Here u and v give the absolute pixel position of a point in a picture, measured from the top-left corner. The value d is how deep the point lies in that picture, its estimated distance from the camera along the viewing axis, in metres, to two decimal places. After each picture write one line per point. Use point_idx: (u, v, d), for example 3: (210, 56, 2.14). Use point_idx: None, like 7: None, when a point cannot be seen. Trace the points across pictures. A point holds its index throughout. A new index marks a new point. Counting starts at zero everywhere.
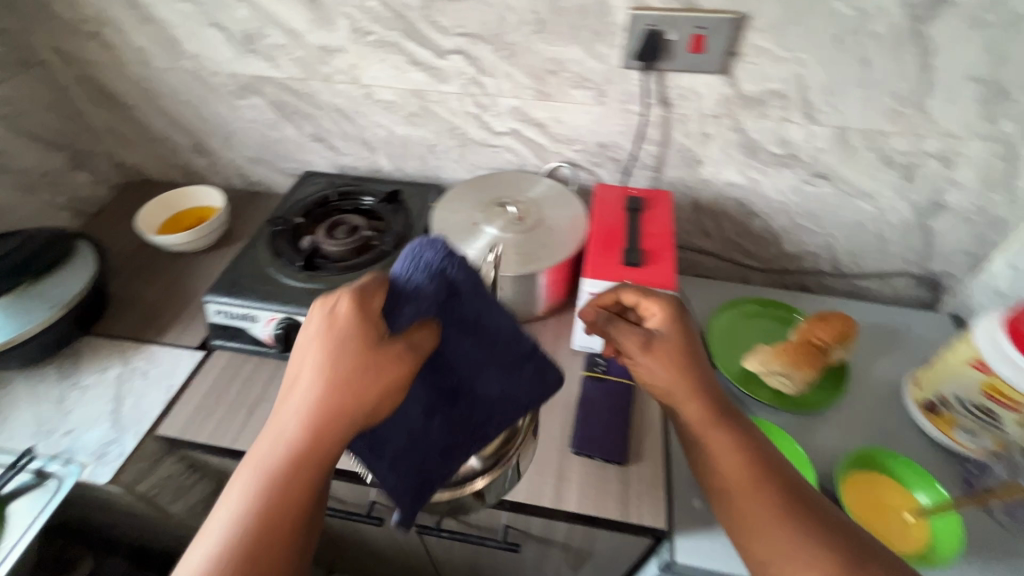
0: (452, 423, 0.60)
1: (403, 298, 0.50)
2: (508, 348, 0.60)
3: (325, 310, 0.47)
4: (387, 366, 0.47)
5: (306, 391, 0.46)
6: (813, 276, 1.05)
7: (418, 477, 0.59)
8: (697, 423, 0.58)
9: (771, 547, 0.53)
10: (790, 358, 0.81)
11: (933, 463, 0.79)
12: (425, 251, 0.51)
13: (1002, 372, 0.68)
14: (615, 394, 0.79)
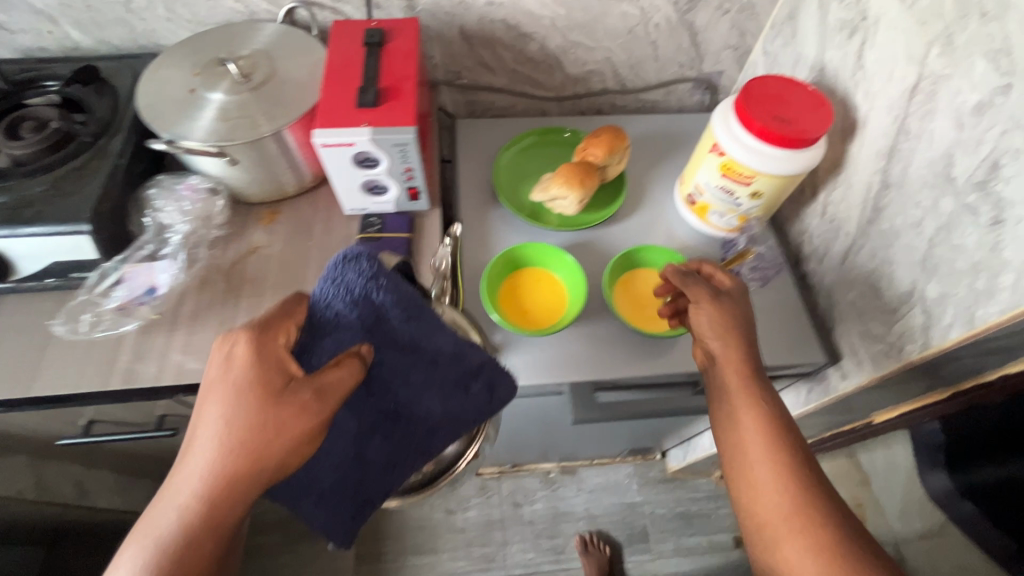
0: (391, 446, 0.65)
1: (317, 329, 0.54)
2: (446, 363, 0.65)
3: (224, 357, 0.47)
4: (298, 407, 0.48)
5: (215, 439, 0.45)
6: (604, 99, 1.04)
7: (358, 488, 0.63)
8: (728, 360, 0.63)
9: (742, 471, 0.58)
10: (565, 179, 0.82)
11: (699, 248, 0.87)
12: (342, 272, 0.56)
13: (733, 149, 0.72)
14: (392, 249, 0.76)
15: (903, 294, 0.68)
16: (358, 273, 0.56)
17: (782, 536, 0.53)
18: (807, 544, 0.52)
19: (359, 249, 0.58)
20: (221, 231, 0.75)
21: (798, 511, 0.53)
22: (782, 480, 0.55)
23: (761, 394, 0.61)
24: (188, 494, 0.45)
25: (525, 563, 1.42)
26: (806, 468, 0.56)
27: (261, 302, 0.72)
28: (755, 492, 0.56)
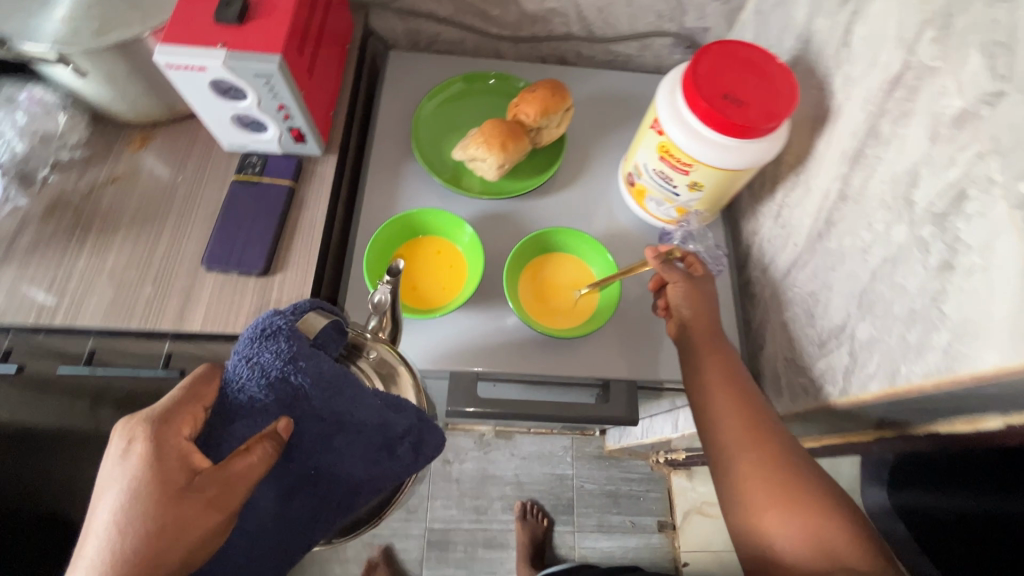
0: (308, 514, 0.49)
1: (224, 414, 0.41)
2: (371, 429, 0.48)
3: (116, 456, 0.37)
4: (198, 513, 0.38)
5: (96, 556, 0.35)
6: (568, 45, 0.90)
7: (268, 551, 0.48)
8: (704, 321, 0.64)
9: (711, 419, 0.59)
10: (486, 138, 0.71)
11: (633, 236, 0.77)
12: (258, 345, 0.42)
13: (672, 128, 0.60)
14: (268, 197, 0.66)
15: (834, 326, 0.58)
16: (278, 352, 0.43)
17: (745, 466, 0.56)
18: (764, 473, 0.55)
19: (284, 313, 0.45)
20: (76, 152, 0.65)
21: (760, 442, 0.57)
22: (748, 424, 0.58)
23: (722, 348, 0.63)
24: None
25: (446, 518, 1.43)
26: (762, 412, 0.59)
27: (110, 239, 0.64)
28: (724, 431, 0.58)
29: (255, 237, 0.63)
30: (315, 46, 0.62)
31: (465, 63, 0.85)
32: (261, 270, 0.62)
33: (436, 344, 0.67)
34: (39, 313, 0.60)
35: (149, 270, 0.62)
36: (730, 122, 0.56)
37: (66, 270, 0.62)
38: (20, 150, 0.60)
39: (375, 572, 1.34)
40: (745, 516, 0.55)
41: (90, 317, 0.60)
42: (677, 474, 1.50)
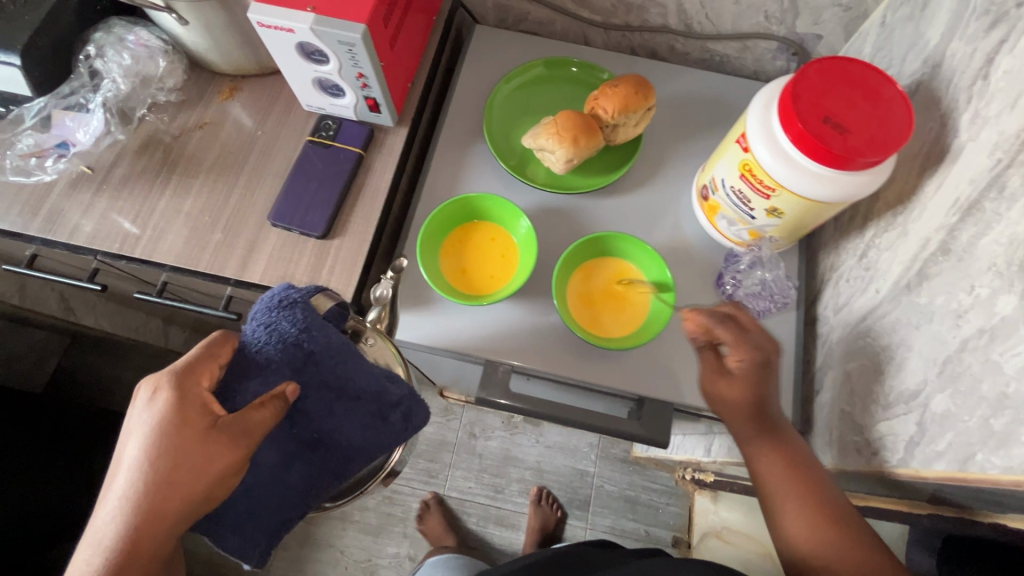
0: (312, 473, 0.54)
1: (247, 370, 0.50)
2: (371, 397, 0.54)
3: (145, 401, 0.44)
4: (219, 449, 0.44)
5: (131, 483, 0.43)
6: (662, 39, 0.85)
7: (276, 506, 0.53)
8: (765, 395, 0.56)
9: (765, 490, 0.54)
10: (558, 130, 0.68)
11: (697, 252, 0.73)
12: (277, 314, 0.51)
13: (758, 146, 0.56)
14: (337, 161, 0.67)
15: (902, 389, 0.53)
16: (293, 322, 0.51)
17: (800, 529, 0.50)
18: (819, 536, 0.49)
19: (294, 296, 0.52)
20: (172, 95, 0.69)
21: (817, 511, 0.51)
22: (810, 508, 0.51)
23: (776, 426, 0.56)
24: (100, 537, 0.42)
25: (463, 489, 1.47)
26: (818, 481, 0.53)
27: (190, 183, 0.67)
28: (780, 502, 0.53)
29: (319, 201, 0.65)
30: (401, 17, 0.62)
31: (551, 46, 0.82)
32: (321, 234, 0.64)
33: (477, 331, 0.67)
34: (122, 244, 0.64)
35: (221, 217, 0.65)
36: (824, 149, 0.51)
37: (150, 206, 0.66)
38: (125, 89, 0.65)
39: (431, 510, 1.42)
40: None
41: (164, 254, 0.64)
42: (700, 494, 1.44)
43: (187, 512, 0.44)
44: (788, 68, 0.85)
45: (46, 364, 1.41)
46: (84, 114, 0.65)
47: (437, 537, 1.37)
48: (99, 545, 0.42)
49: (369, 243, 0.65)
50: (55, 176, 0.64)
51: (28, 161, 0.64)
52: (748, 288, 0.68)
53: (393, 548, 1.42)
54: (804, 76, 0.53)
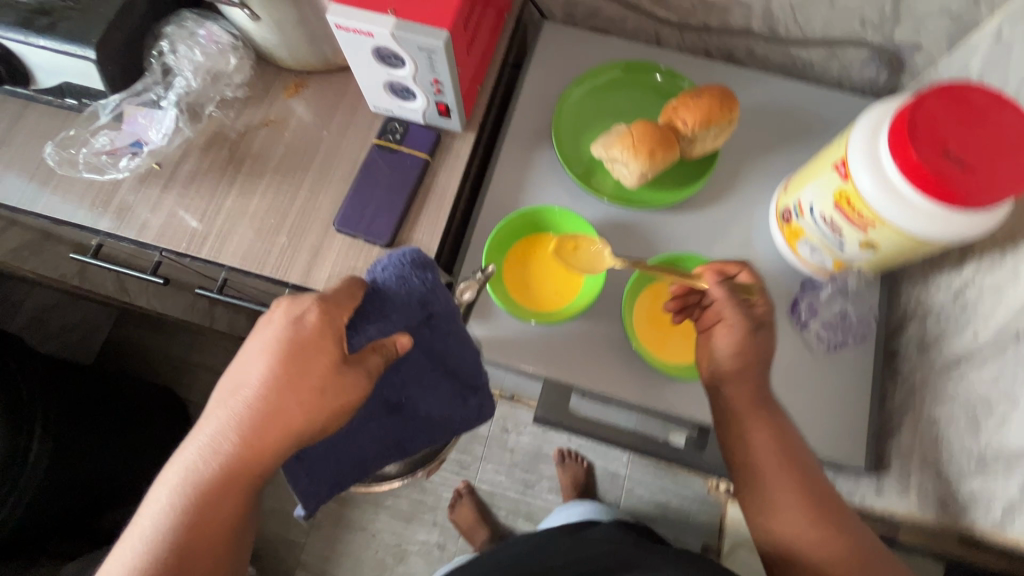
0: (386, 434, 0.65)
1: (374, 312, 0.54)
2: (461, 375, 0.64)
3: (293, 317, 0.50)
4: (348, 383, 0.50)
5: (263, 386, 0.49)
6: (742, 41, 0.80)
7: (346, 462, 0.64)
8: (744, 370, 0.58)
9: (751, 467, 0.56)
10: (634, 143, 0.65)
11: (771, 275, 0.69)
12: (410, 271, 0.55)
13: (861, 175, 0.52)
14: (403, 167, 0.65)
15: (1005, 447, 0.49)
16: (422, 281, 0.56)
17: (794, 516, 0.53)
18: (819, 527, 0.53)
19: (425, 256, 0.57)
20: (238, 91, 0.68)
21: (812, 501, 0.54)
22: (788, 470, 0.55)
23: (771, 410, 0.58)
24: (225, 427, 0.49)
25: (493, 482, 1.48)
26: (810, 468, 0.56)
27: (256, 182, 0.66)
28: (765, 487, 0.55)
29: (386, 208, 0.64)
30: (478, 19, 0.59)
31: (624, 46, 0.78)
32: (386, 242, 0.63)
33: (539, 350, 0.65)
34: (188, 243, 0.64)
35: (286, 219, 0.65)
36: (940, 185, 0.47)
37: (215, 206, 0.65)
38: (195, 86, 0.65)
39: (461, 500, 1.43)
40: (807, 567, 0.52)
41: (229, 256, 0.63)
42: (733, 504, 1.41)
43: (298, 435, 0.50)
44: (877, 79, 0.79)
45: (97, 335, 1.45)
46: (156, 111, 0.65)
47: (468, 525, 1.40)
48: (223, 433, 0.49)
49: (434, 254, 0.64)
50: (127, 173, 0.65)
51: (101, 158, 0.65)
52: (825, 318, 0.66)
53: (423, 535, 1.44)
54: (924, 102, 0.48)
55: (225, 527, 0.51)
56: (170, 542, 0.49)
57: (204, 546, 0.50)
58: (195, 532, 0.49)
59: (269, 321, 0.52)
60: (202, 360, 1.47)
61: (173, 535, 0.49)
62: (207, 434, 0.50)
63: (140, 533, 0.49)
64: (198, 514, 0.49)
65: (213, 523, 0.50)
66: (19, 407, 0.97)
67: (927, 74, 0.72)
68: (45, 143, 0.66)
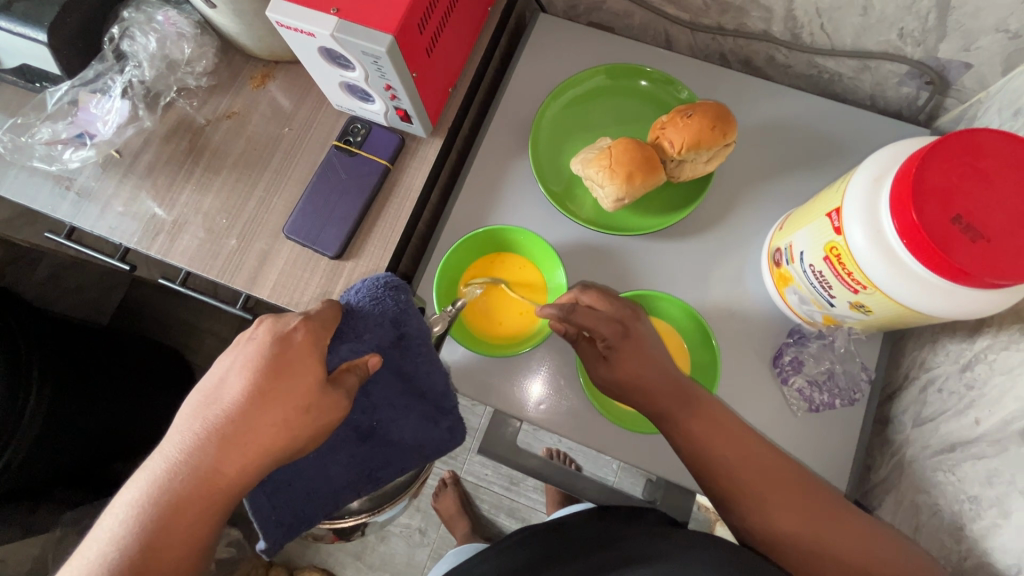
0: (357, 464, 0.58)
1: (345, 331, 0.50)
2: (431, 397, 0.59)
3: (279, 333, 0.43)
4: (332, 403, 0.43)
5: (239, 405, 0.41)
6: (760, 47, 0.70)
7: (314, 494, 0.56)
8: (646, 387, 0.52)
9: (699, 460, 0.50)
10: (611, 163, 0.59)
11: (756, 320, 0.62)
12: (382, 292, 0.53)
13: (854, 229, 0.45)
14: (361, 173, 0.61)
15: (990, 563, 0.43)
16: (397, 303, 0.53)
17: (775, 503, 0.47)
18: (802, 513, 0.47)
19: (399, 280, 0.55)
20: (202, 80, 0.65)
21: (783, 490, 0.48)
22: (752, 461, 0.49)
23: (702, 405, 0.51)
24: (184, 453, 0.40)
25: (478, 475, 1.28)
26: (756, 451, 0.49)
27: (212, 178, 0.63)
28: (734, 479, 0.48)
29: (337, 216, 0.60)
30: (441, 19, 0.53)
31: (621, 49, 0.71)
32: (335, 254, 0.59)
33: (490, 379, 0.62)
34: (139, 239, 0.62)
35: (239, 219, 0.62)
36: (942, 257, 0.39)
37: (168, 201, 0.63)
38: (150, 75, 0.62)
39: (445, 491, 1.23)
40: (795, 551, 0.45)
41: (179, 256, 0.61)
42: (725, 526, 1.11)
43: (271, 460, 0.42)
44: (917, 97, 0.67)
45: (114, 295, 1.28)
46: (106, 98, 0.62)
47: (450, 516, 1.20)
48: (179, 459, 0.39)
49: (383, 268, 0.60)
50: (78, 165, 0.62)
51: (51, 149, 0.62)
52: (810, 374, 0.59)
53: (405, 518, 1.26)
54: (933, 155, 0.40)
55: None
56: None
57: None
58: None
59: (247, 337, 0.44)
60: (216, 328, 1.30)
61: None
62: (160, 461, 0.40)
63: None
64: (134, 574, 0.37)
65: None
66: (17, 364, 0.80)
67: (977, 98, 0.60)
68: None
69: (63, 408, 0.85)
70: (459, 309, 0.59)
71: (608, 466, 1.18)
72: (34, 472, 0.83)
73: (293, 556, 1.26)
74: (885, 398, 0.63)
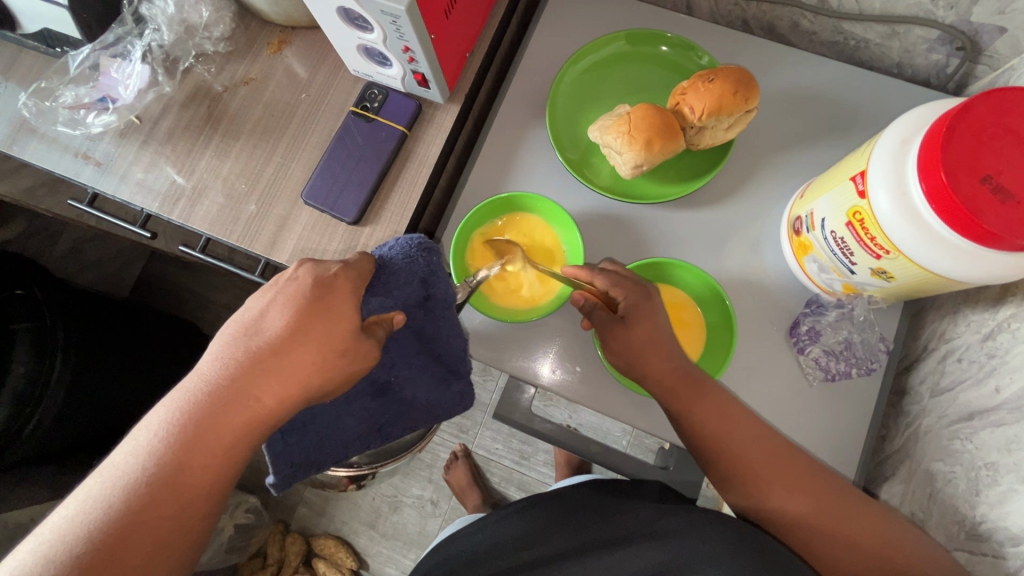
0: (369, 417, 0.59)
1: (376, 285, 0.50)
2: (446, 360, 0.60)
3: (320, 276, 0.44)
4: (364, 351, 0.45)
5: (278, 339, 0.42)
6: (784, 13, 0.68)
7: (328, 443, 0.57)
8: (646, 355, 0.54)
9: (730, 435, 0.52)
10: (630, 129, 0.58)
11: (772, 289, 0.62)
12: (416, 252, 0.52)
13: (880, 188, 0.44)
14: (378, 139, 0.61)
15: (1004, 528, 0.43)
16: (428, 265, 0.53)
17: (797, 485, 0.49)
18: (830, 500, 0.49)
19: (433, 242, 0.54)
20: (220, 45, 0.65)
21: (810, 475, 0.50)
22: (788, 453, 0.51)
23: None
24: (221, 377, 0.41)
25: (489, 449, 1.29)
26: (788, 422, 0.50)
27: (231, 144, 0.63)
28: None
29: (354, 182, 0.60)
30: None
31: (639, 14, 0.69)
32: (352, 220, 0.60)
33: (511, 346, 0.62)
34: (159, 204, 0.62)
35: (257, 184, 0.62)
36: (970, 219, 0.38)
37: (186, 167, 0.63)
38: (168, 39, 0.63)
39: (455, 463, 1.24)
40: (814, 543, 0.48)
41: (199, 221, 0.62)
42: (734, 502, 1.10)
43: (305, 396, 0.43)
44: (947, 64, 0.65)
45: (132, 268, 1.28)
46: (126, 63, 0.63)
47: (461, 489, 1.21)
48: (216, 383, 0.40)
49: (401, 233, 0.60)
50: (100, 129, 0.63)
51: (73, 113, 0.63)
52: (827, 345, 0.58)
53: (417, 490, 1.28)
54: (964, 117, 0.39)
55: (192, 511, 0.40)
56: (115, 523, 0.37)
57: (153, 535, 0.38)
58: (153, 511, 0.38)
59: (284, 275, 0.45)
60: (229, 301, 1.30)
61: (125, 516, 0.37)
62: (196, 381, 0.41)
63: (75, 504, 0.38)
64: (163, 487, 0.38)
65: (179, 501, 0.39)
66: (42, 334, 0.82)
67: (1009, 65, 0.58)
68: (21, 94, 0.65)
69: (88, 376, 0.87)
70: (480, 280, 0.59)
71: (620, 440, 1.19)
72: (63, 440, 0.86)
73: (309, 524, 1.28)
74: (901, 370, 0.63)
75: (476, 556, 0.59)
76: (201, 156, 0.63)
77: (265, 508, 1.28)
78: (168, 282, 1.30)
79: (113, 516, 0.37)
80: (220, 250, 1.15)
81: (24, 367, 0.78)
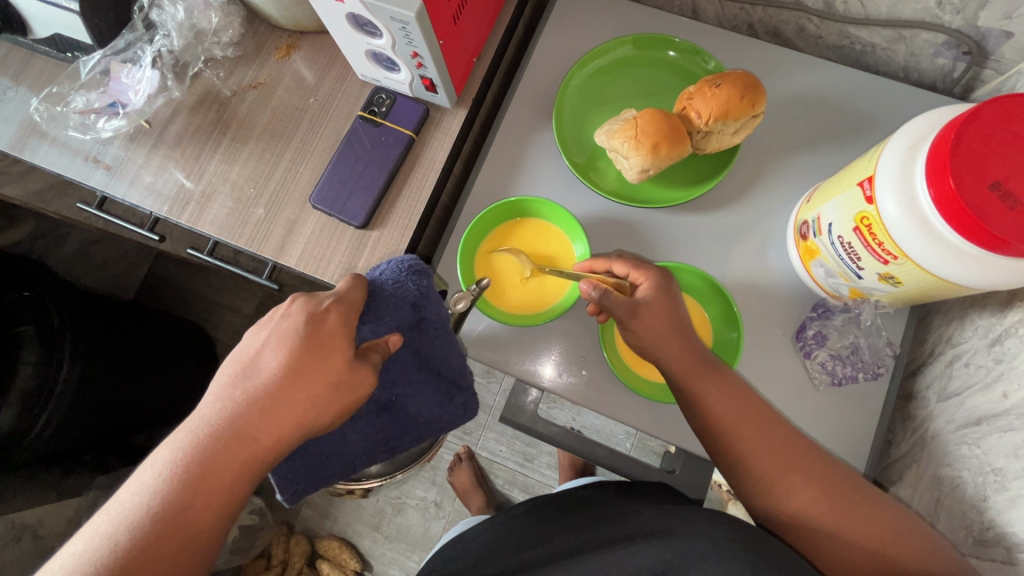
0: (375, 433, 0.60)
1: (367, 312, 0.52)
2: (447, 375, 0.60)
3: (312, 313, 0.44)
4: (357, 383, 0.45)
5: (273, 378, 0.42)
6: (790, 17, 0.68)
7: (337, 454, 0.58)
8: (654, 340, 0.54)
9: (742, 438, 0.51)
10: (637, 134, 0.58)
11: (779, 294, 0.62)
12: (405, 275, 0.54)
13: (887, 198, 0.44)
14: (386, 143, 0.62)
15: (1013, 533, 0.43)
16: (419, 288, 0.54)
17: (810, 492, 0.48)
18: (846, 510, 0.48)
19: (423, 264, 0.56)
20: (228, 50, 0.65)
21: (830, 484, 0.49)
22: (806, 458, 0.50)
23: None
24: (221, 419, 0.41)
25: (493, 450, 1.29)
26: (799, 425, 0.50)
27: (239, 149, 0.64)
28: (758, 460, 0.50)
29: (362, 186, 0.60)
30: None
31: (645, 19, 0.70)
32: (360, 224, 0.60)
33: (514, 355, 0.62)
34: (168, 208, 0.62)
35: (265, 189, 0.62)
36: (979, 226, 0.39)
37: (195, 171, 0.63)
38: (178, 44, 0.63)
39: (459, 466, 1.24)
40: (816, 546, 0.48)
41: (208, 226, 0.62)
42: (738, 504, 1.10)
43: (302, 432, 0.43)
44: (952, 68, 0.65)
45: (138, 270, 1.28)
46: (137, 68, 0.63)
47: (465, 490, 1.21)
48: (217, 425, 0.41)
49: (408, 237, 0.60)
50: (111, 134, 0.63)
51: (84, 118, 0.63)
52: (834, 349, 0.58)
53: (421, 491, 1.28)
54: (971, 125, 0.39)
55: (194, 552, 0.40)
56: (121, 566, 0.37)
57: None
58: (156, 552, 0.38)
59: (278, 312, 0.45)
60: (234, 303, 1.31)
61: (131, 558, 0.37)
62: (198, 423, 0.41)
63: (81, 547, 0.38)
64: (166, 529, 0.38)
65: (182, 544, 0.39)
66: (51, 336, 0.82)
67: (1017, 69, 0.58)
68: (32, 99, 0.65)
69: (98, 377, 0.87)
70: (483, 287, 0.59)
71: (624, 442, 1.19)
72: (73, 440, 0.87)
73: (313, 525, 1.29)
74: (908, 374, 0.63)
75: (481, 558, 0.59)
76: (209, 160, 0.63)
77: (270, 510, 1.29)
78: (174, 283, 1.31)
79: (119, 557, 0.37)
80: (226, 251, 1.15)
81: (31, 368, 0.79)
